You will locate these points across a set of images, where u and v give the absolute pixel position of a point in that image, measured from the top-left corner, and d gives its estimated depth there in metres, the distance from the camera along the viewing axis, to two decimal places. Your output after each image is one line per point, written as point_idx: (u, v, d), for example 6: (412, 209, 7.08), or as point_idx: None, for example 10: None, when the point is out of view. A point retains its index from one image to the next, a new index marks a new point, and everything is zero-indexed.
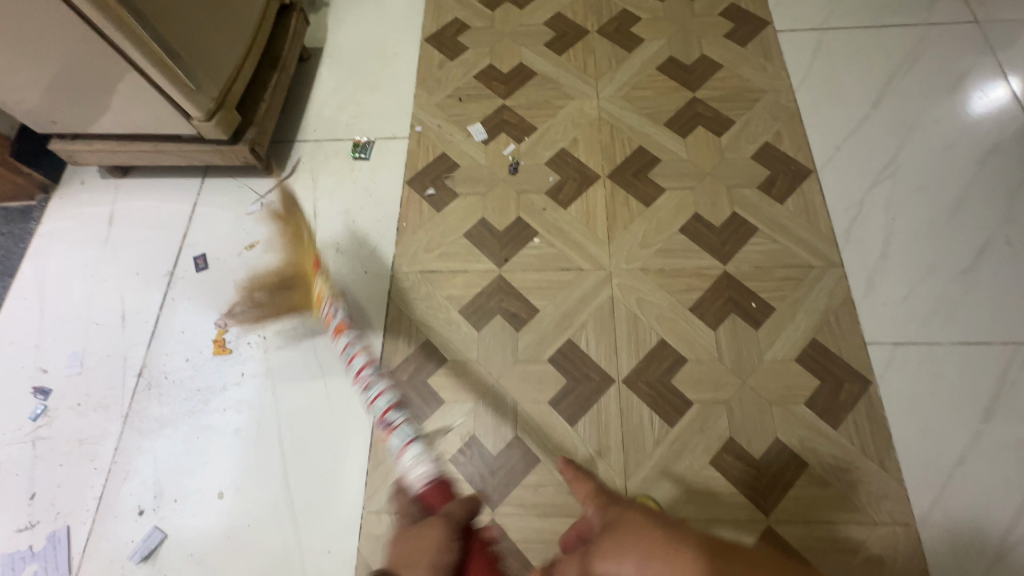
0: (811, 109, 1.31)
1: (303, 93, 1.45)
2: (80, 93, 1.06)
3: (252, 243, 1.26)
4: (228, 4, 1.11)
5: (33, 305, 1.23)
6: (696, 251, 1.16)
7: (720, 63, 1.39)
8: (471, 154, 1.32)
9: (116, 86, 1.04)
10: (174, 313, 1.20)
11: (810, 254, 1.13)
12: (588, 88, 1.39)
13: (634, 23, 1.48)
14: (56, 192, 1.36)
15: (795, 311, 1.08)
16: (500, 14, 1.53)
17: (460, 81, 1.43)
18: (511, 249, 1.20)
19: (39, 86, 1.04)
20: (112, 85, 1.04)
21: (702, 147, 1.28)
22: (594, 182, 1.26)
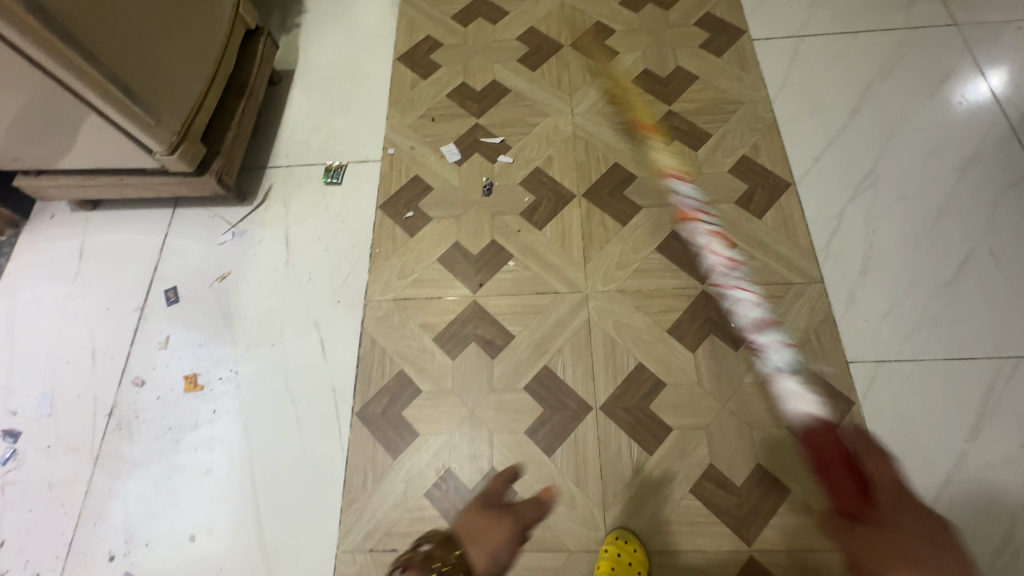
0: (790, 119, 1.28)
1: (275, 118, 1.43)
2: (36, 133, 1.03)
3: (224, 274, 1.24)
4: (188, 35, 1.09)
5: (3, 344, 1.21)
6: (674, 271, 1.14)
7: (696, 75, 1.36)
8: (445, 175, 1.30)
9: (77, 125, 1.01)
10: (145, 349, 1.18)
11: (790, 271, 1.11)
12: (563, 104, 1.36)
13: (608, 35, 1.45)
14: (25, 227, 1.34)
15: (776, 330, 1.06)
16: (473, 30, 1.51)
17: (433, 100, 1.41)
18: (485, 273, 1.17)
19: None
20: (74, 126, 1.01)
21: (678, 162, 1.26)
22: (570, 202, 1.24)
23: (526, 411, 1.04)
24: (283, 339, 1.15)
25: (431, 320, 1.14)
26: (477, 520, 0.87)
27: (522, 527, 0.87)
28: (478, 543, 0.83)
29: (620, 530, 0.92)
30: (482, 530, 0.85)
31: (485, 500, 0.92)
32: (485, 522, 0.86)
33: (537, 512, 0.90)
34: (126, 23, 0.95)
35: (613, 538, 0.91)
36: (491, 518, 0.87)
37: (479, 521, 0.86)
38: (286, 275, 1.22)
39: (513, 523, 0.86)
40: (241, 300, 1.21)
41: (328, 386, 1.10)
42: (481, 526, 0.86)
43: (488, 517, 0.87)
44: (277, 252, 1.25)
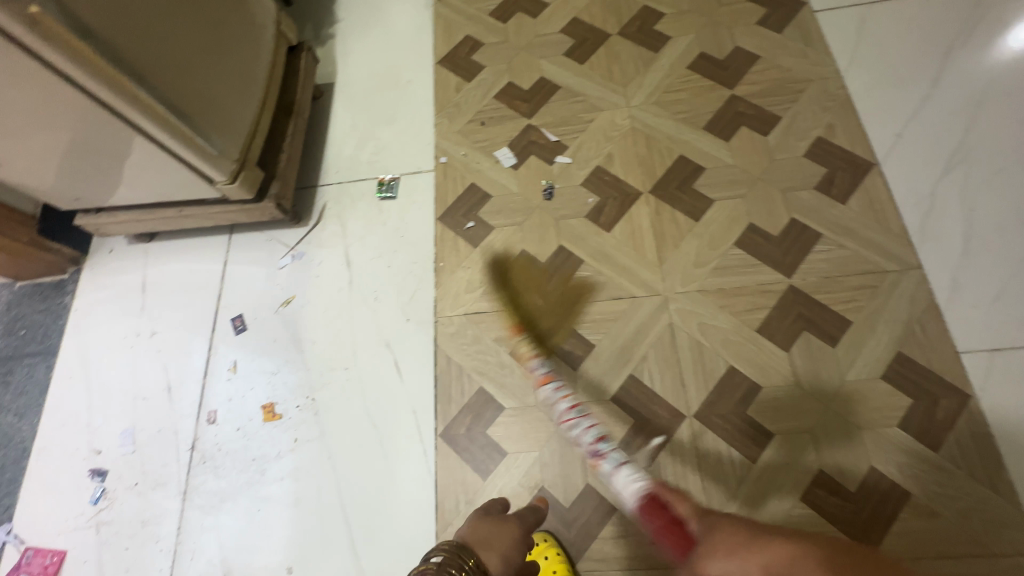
0: (865, 94, 1.20)
1: (320, 134, 1.40)
2: (97, 173, 1.01)
3: (288, 298, 1.22)
4: (237, 60, 1.07)
5: (80, 383, 1.21)
6: (757, 266, 1.08)
7: (757, 54, 1.29)
8: (502, 181, 1.26)
9: (135, 162, 0.98)
10: (219, 380, 1.17)
11: (883, 258, 1.05)
12: (617, 96, 1.30)
13: (657, 19, 1.38)
14: (86, 263, 1.34)
15: (875, 323, 1.00)
16: (514, 26, 1.46)
17: (481, 103, 1.36)
18: (556, 281, 1.13)
19: (55, 173, 0.99)
20: (128, 159, 0.97)
21: (748, 149, 1.19)
22: (637, 200, 1.18)
23: (617, 423, 1.00)
24: (355, 362, 1.13)
25: (505, 334, 1.11)
26: (480, 527, 0.68)
27: (528, 529, 0.72)
28: (491, 545, 0.65)
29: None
30: (491, 535, 0.67)
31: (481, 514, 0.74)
32: (491, 526, 0.69)
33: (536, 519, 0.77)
34: (180, 52, 0.91)
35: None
36: (496, 523, 0.70)
37: (486, 526, 0.68)
38: (351, 296, 1.20)
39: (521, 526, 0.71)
40: (308, 325, 1.19)
41: (408, 408, 1.08)
42: (491, 529, 0.68)
43: (493, 526, 0.69)
44: (339, 274, 1.23)
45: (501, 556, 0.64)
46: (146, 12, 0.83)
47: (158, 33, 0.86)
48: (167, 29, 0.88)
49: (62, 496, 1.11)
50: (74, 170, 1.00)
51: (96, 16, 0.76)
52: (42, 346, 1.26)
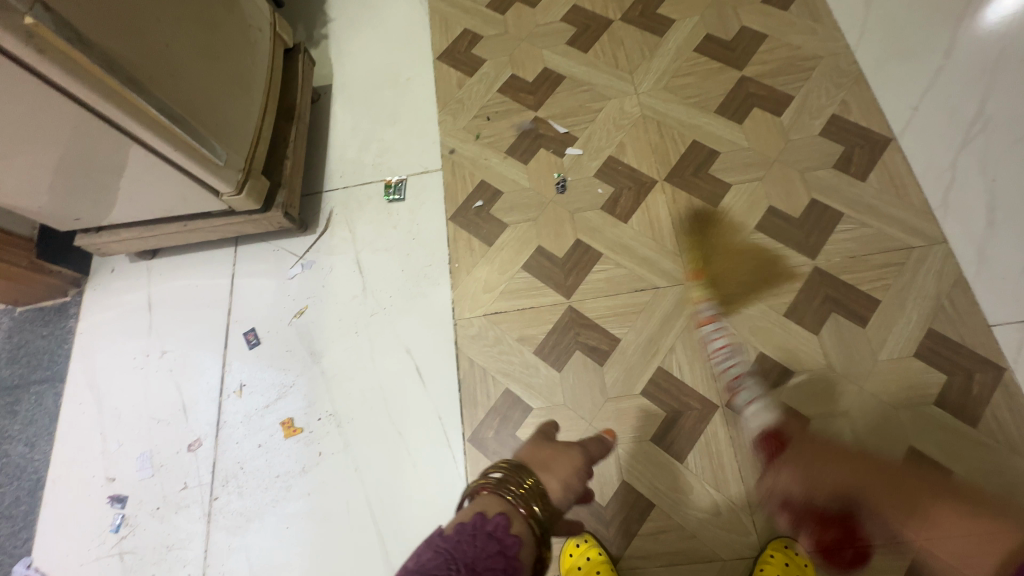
0: (876, 68, 1.18)
1: (321, 138, 1.36)
2: (98, 190, 0.97)
3: (301, 308, 1.19)
4: (236, 65, 1.03)
5: (90, 408, 1.18)
6: (779, 249, 1.06)
7: (764, 33, 1.27)
8: (513, 177, 1.23)
9: (136, 174, 0.94)
10: (235, 396, 1.14)
11: (907, 233, 1.03)
12: (625, 83, 1.28)
13: (659, 3, 1.35)
14: (88, 284, 1.31)
15: (904, 301, 0.99)
16: (513, 17, 1.42)
17: (485, 98, 1.33)
18: (576, 276, 1.11)
19: (55, 192, 0.95)
20: (128, 172, 0.93)
21: (762, 131, 1.17)
22: (652, 188, 1.16)
23: (648, 417, 0.99)
24: (374, 370, 1.11)
25: (526, 332, 1.09)
26: (541, 450, 0.65)
27: (590, 459, 0.69)
28: (551, 468, 0.62)
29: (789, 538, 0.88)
30: (550, 458, 0.64)
31: (540, 438, 0.71)
32: (552, 453, 0.66)
33: (601, 449, 0.76)
34: (177, 60, 0.87)
35: (781, 543, 0.87)
36: (559, 449, 0.67)
37: (544, 449, 0.66)
38: (366, 303, 1.17)
39: (582, 455, 0.68)
40: (324, 335, 1.16)
41: (433, 414, 1.06)
42: (548, 454, 0.65)
43: (553, 452, 0.66)
44: (351, 280, 1.20)
45: (564, 482, 0.61)
46: (140, 18, 0.79)
47: (153, 40, 0.82)
48: (162, 35, 0.84)
49: (82, 526, 1.07)
50: (71, 186, 0.95)
51: (93, 25, 0.72)
52: (49, 372, 1.23)
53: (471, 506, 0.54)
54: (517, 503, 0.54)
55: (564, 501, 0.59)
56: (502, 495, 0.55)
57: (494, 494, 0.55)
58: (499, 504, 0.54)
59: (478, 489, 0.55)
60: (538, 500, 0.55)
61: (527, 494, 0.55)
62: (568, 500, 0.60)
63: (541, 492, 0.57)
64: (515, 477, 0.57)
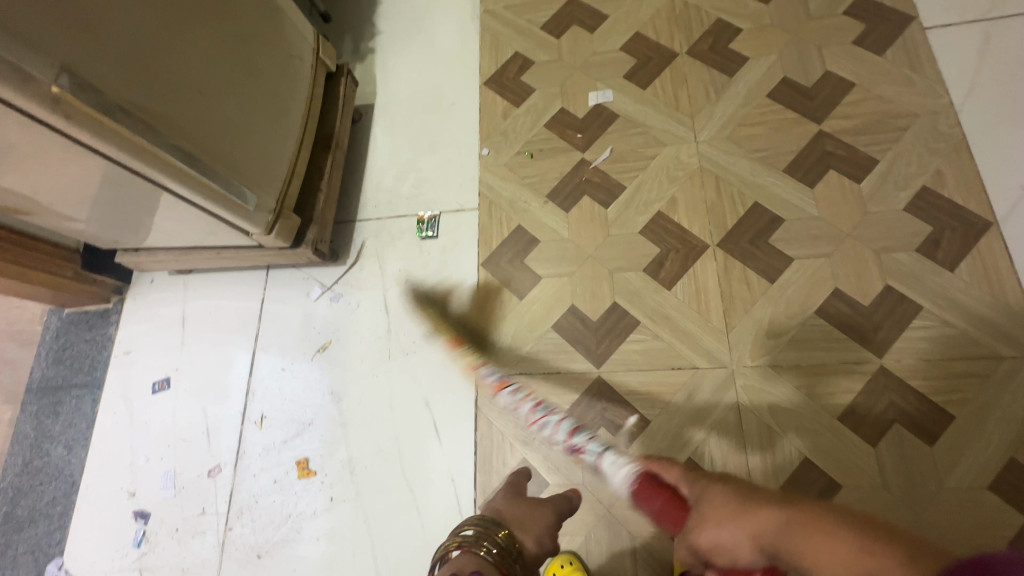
0: (984, 134, 1.02)
1: (359, 162, 1.32)
2: (132, 221, 0.97)
3: (325, 343, 1.18)
4: (274, 103, 1.00)
5: (123, 419, 1.22)
6: (839, 340, 0.95)
7: (852, 81, 1.12)
8: (551, 225, 1.15)
9: (163, 210, 0.91)
10: (255, 427, 1.15)
11: (997, 339, 0.90)
12: (684, 128, 1.16)
13: (732, 36, 1.22)
14: (128, 293, 1.34)
15: (983, 420, 0.86)
16: (569, 42, 1.32)
17: (530, 132, 1.25)
18: (609, 344, 1.04)
19: (92, 221, 0.96)
20: (153, 208, 0.91)
21: (837, 198, 1.04)
22: (703, 253, 1.06)
23: None
24: (392, 418, 1.09)
25: (548, 399, 1.03)
26: (516, 507, 0.74)
27: (559, 517, 0.77)
28: (526, 528, 0.70)
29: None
30: (524, 517, 0.72)
31: (510, 492, 0.81)
32: (525, 510, 0.74)
33: (567, 508, 0.81)
34: (209, 107, 0.84)
35: None
36: (530, 507, 0.76)
37: (520, 506, 0.74)
38: (389, 345, 1.14)
39: (552, 512, 0.76)
40: (345, 374, 1.14)
41: (444, 475, 1.03)
42: (524, 513, 0.73)
43: (528, 510, 0.74)
44: (376, 319, 1.17)
45: (535, 539, 0.69)
46: (169, 69, 0.77)
47: (183, 90, 0.79)
48: (194, 83, 0.81)
49: (107, 537, 1.12)
50: (103, 216, 0.94)
51: (118, 85, 0.70)
52: (89, 378, 1.27)
53: (448, 564, 0.60)
54: (493, 563, 0.61)
55: (535, 560, 0.67)
56: (477, 551, 0.61)
57: (470, 551, 0.62)
58: (476, 563, 0.60)
59: (451, 550, 0.61)
60: (514, 559, 0.63)
61: (502, 551, 0.63)
62: (541, 555, 0.68)
63: (516, 548, 0.65)
64: (491, 533, 0.64)
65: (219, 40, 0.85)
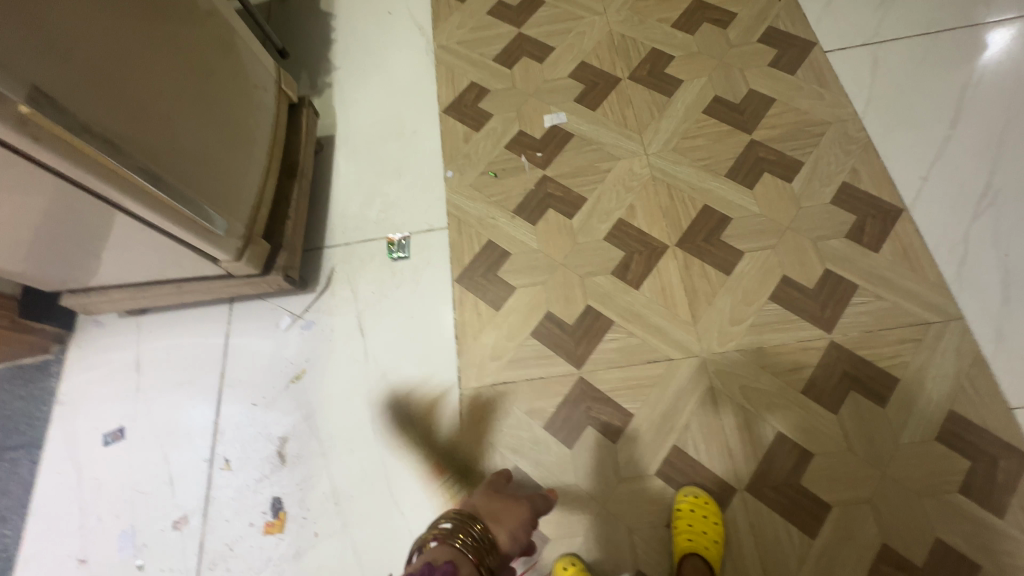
0: (885, 136, 1.19)
1: (324, 190, 1.32)
2: (85, 256, 0.92)
3: (298, 373, 1.14)
4: (239, 130, 1.00)
5: (69, 478, 1.10)
6: (793, 321, 1.04)
7: (772, 97, 1.27)
8: (521, 237, 1.20)
9: (118, 241, 0.87)
10: (224, 469, 1.07)
11: (923, 308, 1.02)
12: (634, 143, 1.27)
13: (667, 63, 1.36)
14: (72, 340, 1.24)
15: (922, 379, 0.97)
16: (520, 71, 1.41)
17: (492, 154, 1.31)
18: (587, 345, 1.08)
19: (40, 259, 0.91)
20: (109, 238, 0.86)
21: (774, 197, 1.16)
22: (664, 253, 1.14)
23: (664, 500, 0.95)
24: (375, 442, 1.06)
25: (532, 402, 1.05)
26: (493, 501, 0.74)
27: (536, 512, 0.77)
28: (501, 521, 0.70)
29: (687, 487, 0.94)
30: (501, 511, 0.72)
31: (491, 488, 0.79)
32: (502, 504, 0.74)
33: (543, 506, 0.80)
34: (177, 131, 0.84)
35: (682, 496, 0.92)
36: (509, 502, 0.75)
37: (498, 501, 0.74)
38: (368, 368, 1.12)
39: (530, 508, 0.75)
40: (322, 403, 1.10)
41: (435, 494, 1.01)
42: (501, 505, 0.73)
43: (504, 503, 0.74)
44: (352, 343, 1.15)
45: (509, 532, 0.69)
46: (139, 94, 0.76)
47: (152, 114, 0.79)
48: (161, 108, 0.81)
49: None
50: (51, 252, 0.89)
51: (87, 107, 0.69)
52: (26, 437, 1.15)
53: (424, 555, 0.62)
54: (465, 554, 0.63)
55: (508, 554, 0.68)
56: (451, 543, 0.63)
57: (445, 542, 0.64)
58: (449, 554, 0.61)
59: (428, 541, 0.64)
60: (488, 551, 0.65)
61: (474, 542, 0.64)
62: (514, 550, 0.69)
63: (490, 540, 0.67)
64: (467, 526, 0.66)
65: (184, 68, 0.86)
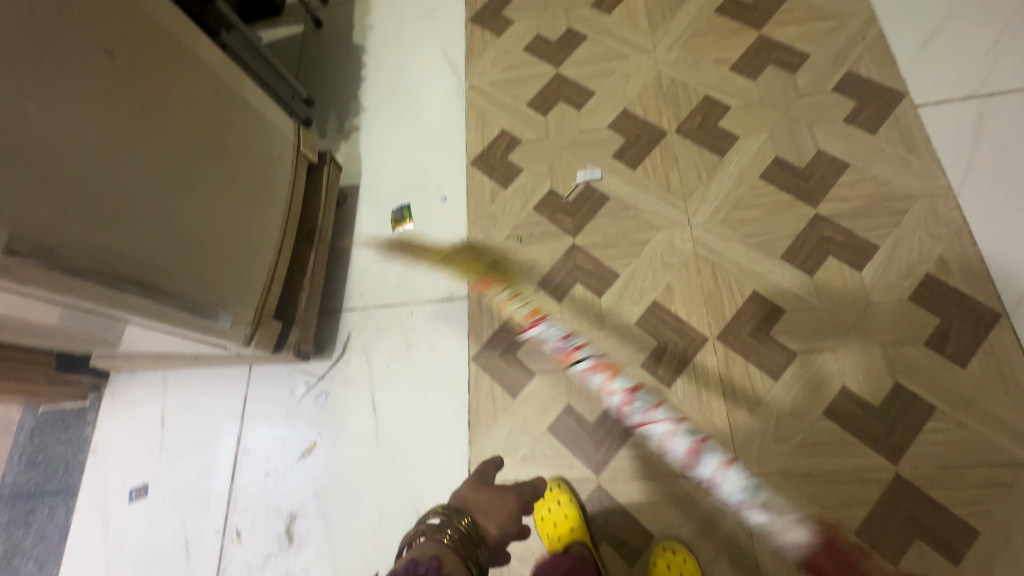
0: (985, 217, 0.99)
1: (344, 248, 1.28)
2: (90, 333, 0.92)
3: (310, 446, 1.12)
4: (250, 211, 0.96)
5: (98, 531, 1.15)
6: (851, 445, 0.90)
7: (845, 161, 1.09)
8: (545, 315, 1.11)
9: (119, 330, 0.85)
10: (235, 541, 1.08)
11: (1016, 444, 0.85)
12: (676, 212, 1.13)
13: (721, 114, 1.20)
14: (107, 388, 1.29)
15: (1007, 535, 0.81)
16: (556, 119, 1.30)
17: (519, 216, 1.22)
18: (608, 448, 0.99)
19: (51, 331, 0.92)
20: (112, 327, 0.84)
21: (838, 288, 1.00)
22: (702, 347, 1.02)
23: None
24: (381, 531, 1.03)
25: None
26: (481, 494, 0.73)
27: (524, 501, 0.75)
28: (489, 514, 0.71)
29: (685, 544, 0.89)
30: (488, 503, 0.72)
31: (478, 480, 0.77)
32: (490, 496, 0.73)
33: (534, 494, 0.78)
34: (178, 233, 0.80)
35: (660, 548, 0.89)
36: (497, 494, 0.74)
37: (484, 493, 0.73)
38: (378, 449, 1.09)
39: (518, 500, 0.74)
40: (331, 482, 1.08)
41: None
42: (489, 498, 0.73)
43: (493, 494, 0.74)
44: (364, 418, 1.12)
45: (498, 524, 0.70)
46: (134, 203, 0.72)
47: (149, 222, 0.75)
48: (160, 211, 0.76)
49: None
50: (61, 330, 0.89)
51: (73, 235, 0.64)
52: (63, 484, 1.21)
53: (412, 550, 0.62)
54: (453, 549, 0.62)
55: (495, 543, 0.68)
56: (439, 538, 0.63)
57: (434, 538, 0.64)
58: (435, 550, 0.61)
59: (417, 536, 0.64)
60: (476, 545, 0.64)
61: (461, 538, 0.64)
62: (503, 540, 0.69)
63: (477, 534, 0.66)
64: (454, 522, 0.65)
65: (186, 160, 0.81)
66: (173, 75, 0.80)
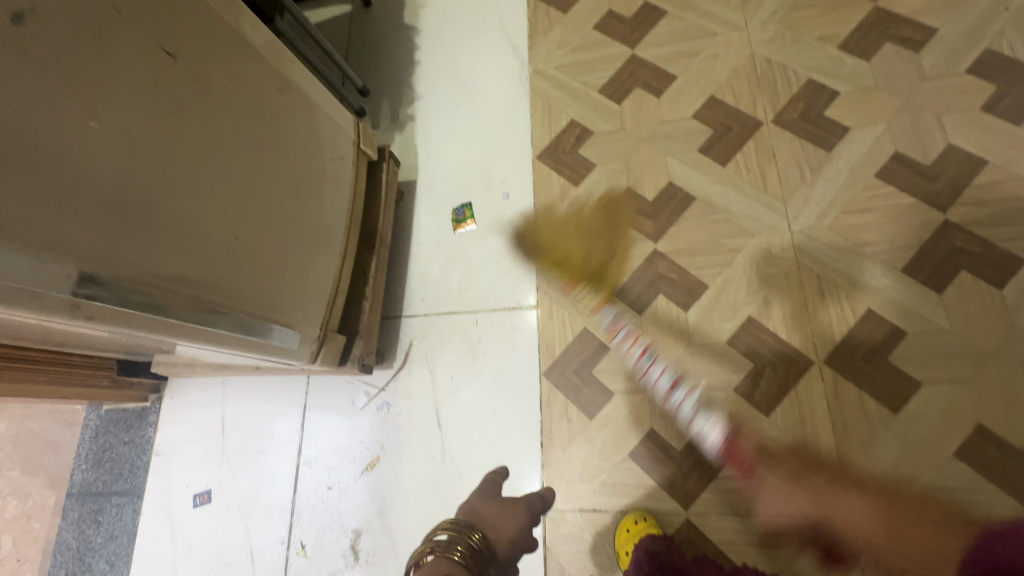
0: None
1: (403, 250, 1.21)
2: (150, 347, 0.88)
3: (373, 460, 1.08)
4: (314, 220, 0.89)
5: (165, 536, 1.15)
6: (987, 492, 0.79)
7: (982, 158, 0.94)
8: (623, 328, 1.02)
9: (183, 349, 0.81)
10: (300, 554, 1.06)
11: None
12: (775, 215, 1.01)
13: (827, 101, 1.05)
14: (167, 390, 1.27)
15: None
16: (633, 107, 1.17)
17: (592, 217, 1.11)
18: (696, 480, 0.90)
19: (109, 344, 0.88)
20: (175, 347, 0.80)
21: (973, 309, 0.87)
22: (806, 371, 0.91)
23: None
24: None
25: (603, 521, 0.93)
26: (489, 502, 0.60)
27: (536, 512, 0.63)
28: (500, 526, 0.57)
29: None
30: (499, 512, 0.59)
31: (482, 489, 0.64)
32: (499, 507, 0.60)
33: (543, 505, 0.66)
34: (245, 251, 0.74)
35: None
36: (505, 504, 0.61)
37: (493, 502, 0.60)
38: (445, 468, 1.03)
39: (528, 510, 0.61)
40: (396, 499, 1.04)
41: None
42: (498, 508, 0.59)
43: (500, 504, 0.60)
44: (429, 434, 1.06)
45: (509, 538, 0.56)
46: (200, 223, 0.66)
47: (217, 243, 0.69)
48: (227, 229, 0.70)
49: None
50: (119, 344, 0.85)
51: (143, 266, 0.59)
52: (129, 486, 1.21)
53: (418, 573, 0.47)
54: (468, 568, 0.48)
55: (508, 561, 0.54)
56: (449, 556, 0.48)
57: (443, 557, 0.48)
58: (448, 569, 0.47)
59: (423, 555, 0.49)
60: (489, 563, 0.50)
61: (475, 556, 0.49)
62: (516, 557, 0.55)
63: (491, 551, 0.52)
64: (466, 536, 0.51)
65: (250, 170, 0.74)
66: (234, 74, 0.72)
